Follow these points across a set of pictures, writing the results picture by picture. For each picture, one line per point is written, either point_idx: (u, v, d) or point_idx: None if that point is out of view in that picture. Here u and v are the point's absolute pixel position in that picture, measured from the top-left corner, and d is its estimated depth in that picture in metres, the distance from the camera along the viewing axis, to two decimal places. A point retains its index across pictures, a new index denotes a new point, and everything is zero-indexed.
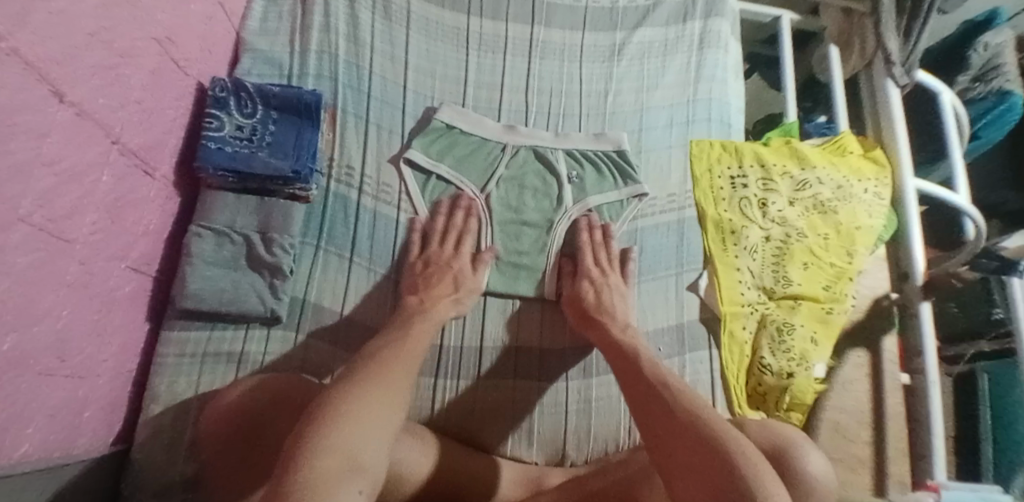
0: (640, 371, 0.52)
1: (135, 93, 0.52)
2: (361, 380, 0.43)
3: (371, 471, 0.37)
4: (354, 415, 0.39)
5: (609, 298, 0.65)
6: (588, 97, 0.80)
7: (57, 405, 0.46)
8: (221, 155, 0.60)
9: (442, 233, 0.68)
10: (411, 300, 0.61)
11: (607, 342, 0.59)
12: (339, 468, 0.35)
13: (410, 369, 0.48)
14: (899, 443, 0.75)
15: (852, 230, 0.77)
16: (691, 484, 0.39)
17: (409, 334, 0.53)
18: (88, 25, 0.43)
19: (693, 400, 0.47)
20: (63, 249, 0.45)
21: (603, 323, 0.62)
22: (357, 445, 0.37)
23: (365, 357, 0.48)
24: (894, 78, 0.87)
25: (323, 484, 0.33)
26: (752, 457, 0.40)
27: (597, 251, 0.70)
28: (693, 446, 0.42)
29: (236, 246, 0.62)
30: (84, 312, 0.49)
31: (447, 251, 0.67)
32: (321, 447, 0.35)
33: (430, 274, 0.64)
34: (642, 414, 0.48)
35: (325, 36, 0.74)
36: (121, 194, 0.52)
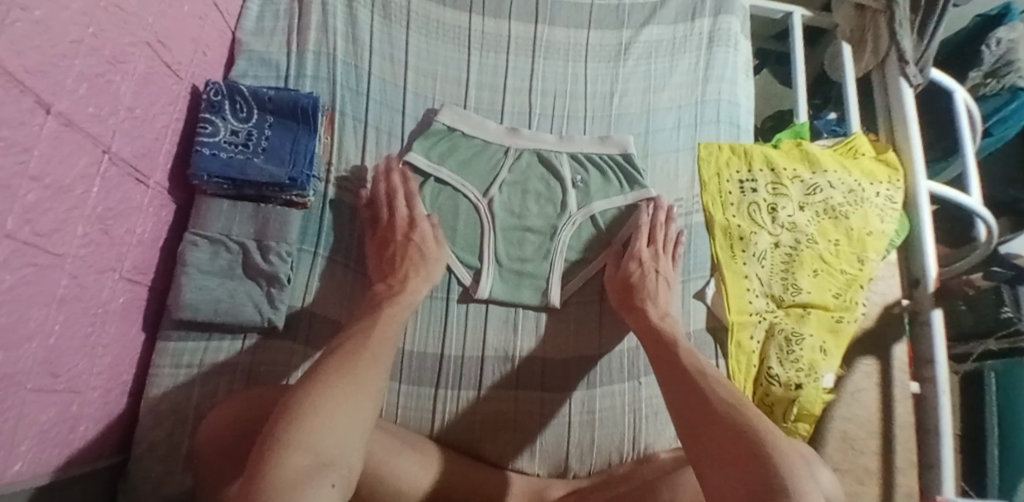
0: (677, 361, 0.51)
1: (126, 100, 0.51)
2: (333, 372, 0.42)
3: (341, 464, 0.36)
4: (321, 407, 0.38)
5: (655, 281, 0.64)
6: (594, 98, 0.78)
7: (50, 422, 0.46)
8: (215, 161, 0.59)
9: (391, 200, 0.65)
10: (379, 287, 0.58)
11: (645, 329, 0.58)
12: (305, 464, 0.33)
13: (379, 355, 0.47)
14: (908, 454, 0.74)
15: (865, 236, 0.75)
16: (719, 473, 0.37)
17: (378, 322, 0.51)
18: (73, 32, 0.42)
19: (728, 390, 0.45)
20: (53, 264, 0.43)
21: (643, 308, 0.61)
22: (322, 439, 0.36)
23: (333, 350, 0.46)
24: (908, 77, 0.84)
25: (288, 482, 0.32)
26: (781, 447, 0.37)
27: (653, 231, 0.68)
28: (722, 436, 0.39)
29: (232, 254, 0.60)
30: (77, 326, 0.48)
31: (402, 219, 0.64)
32: (288, 444, 0.34)
33: (392, 253, 0.61)
34: (675, 402, 0.46)
35: (322, 35, 0.72)
36: (112, 205, 0.50)
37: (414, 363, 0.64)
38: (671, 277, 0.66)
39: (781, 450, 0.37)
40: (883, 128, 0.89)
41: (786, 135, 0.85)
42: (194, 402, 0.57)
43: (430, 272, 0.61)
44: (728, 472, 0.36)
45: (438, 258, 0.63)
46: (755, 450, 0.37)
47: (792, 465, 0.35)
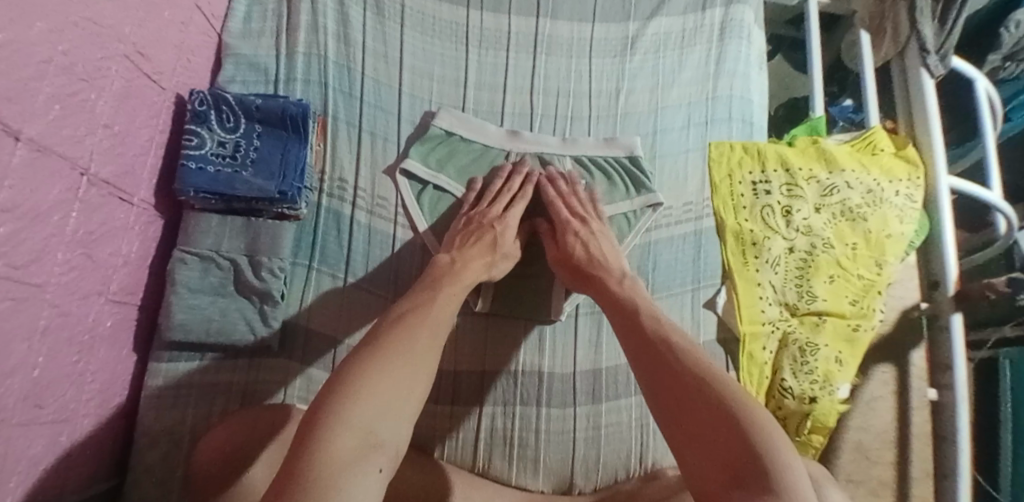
0: (641, 328, 0.49)
1: (103, 118, 0.48)
2: (381, 348, 0.42)
3: (389, 446, 0.36)
4: (372, 388, 0.38)
5: (598, 248, 0.61)
6: (598, 97, 0.74)
7: (37, 455, 0.44)
8: (202, 176, 0.56)
9: (486, 193, 0.65)
10: (444, 258, 0.58)
11: (606, 296, 0.56)
12: (355, 447, 0.33)
13: (436, 333, 0.46)
14: (925, 464, 0.72)
15: (884, 239, 0.72)
16: (698, 452, 0.37)
17: (437, 298, 0.51)
18: (41, 51, 0.39)
19: (699, 359, 0.44)
20: (32, 296, 0.42)
21: (599, 276, 0.58)
22: (376, 422, 0.36)
23: (391, 320, 0.46)
24: (928, 68, 0.79)
25: (341, 466, 0.31)
26: (763, 424, 0.37)
27: (570, 203, 0.65)
28: (700, 413, 0.39)
29: (223, 271, 0.58)
30: (62, 355, 0.46)
31: (492, 210, 0.63)
32: (336, 425, 0.34)
33: (470, 232, 0.61)
34: (645, 375, 0.45)
35: (313, 36, 0.69)
36: (94, 228, 0.48)
37: None
38: (608, 239, 0.63)
39: (763, 427, 0.37)
40: (903, 121, 0.85)
41: (801, 131, 0.81)
42: (188, 424, 0.55)
43: (494, 262, 0.59)
44: (706, 451, 0.37)
45: (510, 254, 0.62)
46: (737, 427, 0.37)
47: (773, 443, 0.36)
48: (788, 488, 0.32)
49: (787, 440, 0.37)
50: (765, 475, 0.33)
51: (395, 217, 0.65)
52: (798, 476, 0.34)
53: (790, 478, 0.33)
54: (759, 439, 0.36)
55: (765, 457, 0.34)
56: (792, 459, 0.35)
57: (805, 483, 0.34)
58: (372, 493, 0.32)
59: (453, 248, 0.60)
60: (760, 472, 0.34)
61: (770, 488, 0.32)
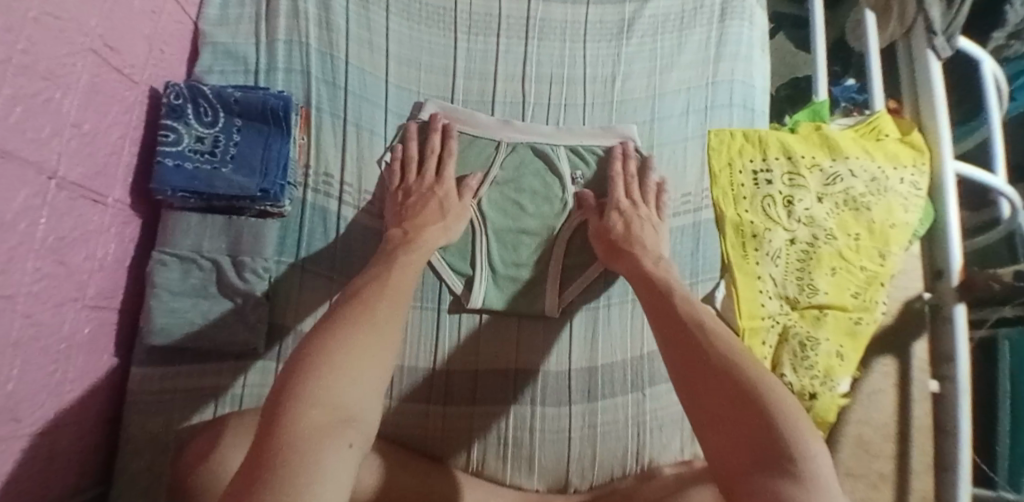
0: (673, 310, 0.48)
1: (70, 117, 0.45)
2: (348, 323, 0.41)
3: (362, 422, 0.34)
4: (342, 364, 0.36)
5: (639, 228, 0.61)
6: (593, 83, 0.71)
7: (14, 471, 0.43)
8: (179, 174, 0.54)
9: (419, 159, 0.64)
10: (396, 232, 0.57)
11: (638, 276, 0.55)
12: (324, 421, 0.31)
13: (396, 306, 0.45)
14: (925, 457, 0.71)
15: (888, 230, 0.70)
16: (720, 434, 0.35)
17: (394, 266, 0.51)
18: (2, 53, 0.36)
19: (729, 343, 0.43)
20: (2, 309, 0.40)
21: (632, 253, 0.58)
22: (341, 394, 0.34)
23: (347, 298, 0.45)
24: (935, 50, 0.76)
25: (307, 438, 0.29)
26: (789, 407, 0.35)
27: (628, 185, 0.65)
28: (726, 393, 0.37)
29: (204, 272, 0.56)
30: (37, 368, 0.45)
31: (427, 178, 0.62)
32: (304, 400, 0.32)
33: (412, 203, 0.60)
34: (674, 353, 0.44)
35: (294, 21, 0.66)
36: (64, 234, 0.46)
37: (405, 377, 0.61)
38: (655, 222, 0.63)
39: (789, 410, 0.35)
40: (908, 105, 0.82)
41: (804, 116, 0.78)
42: (175, 430, 0.55)
43: (449, 225, 0.60)
44: (730, 432, 0.34)
45: (461, 213, 0.62)
46: (764, 409, 0.35)
47: (799, 427, 0.34)
48: (815, 475, 0.30)
49: (811, 422, 0.35)
50: (789, 460, 0.31)
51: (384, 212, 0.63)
52: (824, 463, 0.32)
53: (816, 466, 0.31)
54: (785, 422, 0.34)
55: (790, 441, 0.32)
56: (819, 445, 0.33)
57: (829, 470, 0.32)
58: (346, 468, 0.30)
59: (399, 221, 0.59)
60: (785, 456, 0.31)
61: (795, 473, 0.30)
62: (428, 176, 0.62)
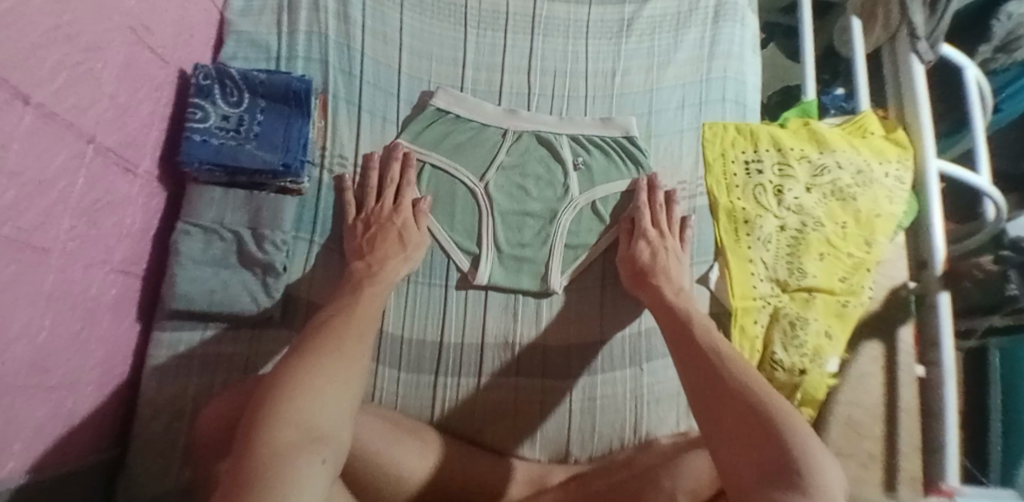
0: (691, 336, 0.49)
1: (108, 89, 0.49)
2: (316, 348, 0.40)
3: (334, 440, 0.34)
4: (312, 382, 0.36)
5: (665, 259, 0.62)
6: (595, 77, 0.75)
7: (41, 419, 0.46)
8: (205, 149, 0.57)
9: (378, 189, 0.64)
10: (358, 265, 0.57)
11: (660, 305, 0.56)
12: (297, 440, 0.31)
13: (364, 334, 0.45)
14: (913, 438, 0.73)
15: (873, 219, 0.73)
16: (738, 454, 0.35)
17: (361, 297, 0.51)
18: (46, 20, 0.40)
19: (743, 366, 0.43)
20: (38, 261, 0.43)
21: (656, 284, 0.60)
22: (317, 414, 0.34)
23: (313, 327, 0.45)
24: (919, 54, 0.81)
25: (282, 455, 0.29)
26: (798, 426, 0.36)
27: (656, 211, 0.67)
28: (740, 415, 0.37)
29: (226, 243, 0.59)
30: (68, 322, 0.47)
31: (386, 207, 0.63)
32: (276, 419, 0.32)
33: (373, 235, 0.60)
34: (689, 378, 0.44)
35: (313, 14, 0.70)
36: (98, 197, 0.49)
37: (412, 350, 0.64)
38: (683, 257, 0.64)
39: (800, 430, 0.35)
40: (894, 106, 0.87)
41: (794, 113, 0.83)
42: (191, 395, 0.56)
43: (409, 256, 0.60)
44: (748, 450, 0.35)
45: (420, 241, 0.62)
46: (774, 428, 0.35)
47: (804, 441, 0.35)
48: (825, 493, 0.31)
49: (818, 439, 0.35)
50: (798, 477, 0.32)
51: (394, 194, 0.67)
52: (833, 483, 0.32)
53: (827, 482, 0.32)
54: (795, 440, 0.34)
55: (800, 461, 0.33)
56: (828, 462, 0.33)
57: (837, 487, 0.32)
58: (319, 487, 0.30)
59: (363, 253, 0.59)
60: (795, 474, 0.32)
61: (805, 491, 0.30)
62: (402, 202, 0.63)
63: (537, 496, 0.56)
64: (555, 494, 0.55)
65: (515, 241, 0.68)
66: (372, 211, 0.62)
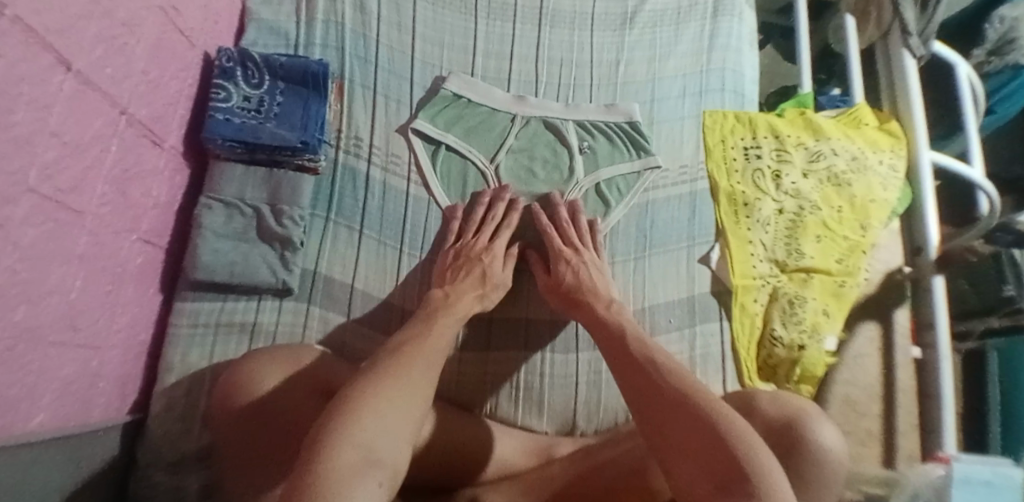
0: (630, 351, 0.50)
1: (140, 64, 0.52)
2: (389, 375, 0.42)
3: (388, 464, 0.35)
4: (378, 406, 0.38)
5: (587, 275, 0.62)
6: (599, 67, 0.78)
7: (69, 375, 0.48)
8: (228, 126, 0.60)
9: (479, 223, 0.66)
10: (436, 293, 0.58)
11: (595, 322, 0.57)
12: (358, 460, 0.32)
13: (434, 362, 0.46)
14: (910, 417, 0.75)
15: (867, 203, 0.76)
16: (694, 466, 0.37)
17: (434, 328, 0.51)
18: None
19: (683, 377, 0.45)
20: (73, 221, 0.45)
21: (588, 302, 0.60)
22: (374, 440, 0.35)
23: (386, 354, 0.46)
24: (911, 49, 0.84)
25: (349, 475, 0.31)
26: (742, 431, 0.38)
27: (562, 229, 0.67)
28: (687, 431, 0.39)
29: (246, 218, 0.62)
30: (96, 284, 0.50)
31: (479, 242, 0.64)
32: (334, 443, 0.33)
33: (459, 265, 0.62)
34: (636, 396, 0.45)
35: (331, 5, 0.73)
36: (128, 166, 0.52)
37: None
38: (600, 265, 0.64)
39: (744, 435, 0.37)
40: (887, 99, 0.90)
41: (791, 104, 0.86)
42: (212, 362, 0.58)
43: (489, 294, 0.60)
44: (702, 461, 0.37)
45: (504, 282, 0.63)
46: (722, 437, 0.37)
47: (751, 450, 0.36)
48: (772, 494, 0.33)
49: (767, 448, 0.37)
50: (748, 481, 0.34)
51: (409, 175, 0.69)
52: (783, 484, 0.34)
53: (774, 483, 0.34)
54: (742, 447, 0.36)
55: (751, 466, 0.35)
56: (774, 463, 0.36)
57: (786, 488, 0.34)
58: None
59: (444, 283, 0.60)
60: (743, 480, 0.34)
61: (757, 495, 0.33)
62: (473, 239, 0.64)
63: (543, 466, 0.58)
64: (562, 465, 0.57)
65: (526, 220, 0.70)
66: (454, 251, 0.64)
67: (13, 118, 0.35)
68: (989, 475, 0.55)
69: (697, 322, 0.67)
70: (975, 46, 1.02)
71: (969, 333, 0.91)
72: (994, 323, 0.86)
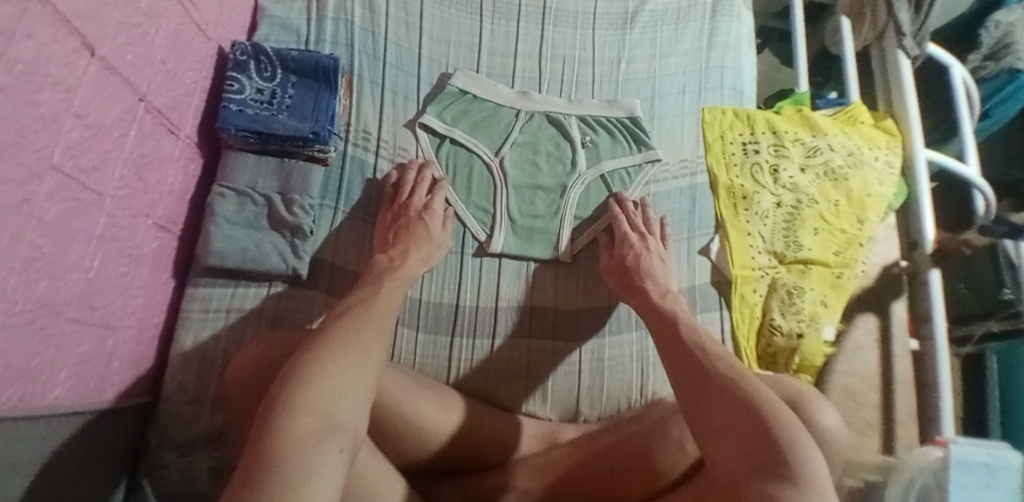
0: (676, 333, 0.50)
1: (159, 54, 0.54)
2: (335, 338, 0.41)
3: (350, 429, 0.35)
4: (327, 373, 0.37)
5: (648, 260, 0.63)
6: (601, 64, 0.80)
7: (87, 352, 0.49)
8: (241, 117, 0.62)
9: (413, 185, 0.66)
10: (382, 258, 0.57)
11: (647, 307, 0.56)
12: (314, 428, 0.32)
13: (382, 323, 0.45)
14: (908, 407, 0.76)
15: (864, 197, 0.78)
16: (727, 447, 0.38)
17: (382, 288, 0.51)
18: None
19: (726, 362, 0.45)
20: (93, 202, 0.47)
21: (643, 288, 0.60)
22: (333, 404, 0.35)
23: (334, 316, 0.45)
24: (905, 50, 0.88)
25: (302, 447, 0.30)
26: (787, 420, 0.38)
27: (631, 219, 0.68)
28: (730, 411, 0.39)
29: (258, 206, 0.64)
30: (113, 265, 0.51)
31: (418, 201, 0.65)
32: (293, 408, 0.33)
33: (400, 225, 0.62)
34: (676, 377, 0.45)
35: (341, 3, 0.75)
36: (146, 153, 0.54)
37: (430, 312, 0.67)
38: (665, 255, 0.66)
39: (789, 423, 0.37)
40: (882, 99, 0.93)
41: (788, 102, 0.88)
42: (221, 346, 0.59)
43: (432, 252, 0.61)
44: (738, 441, 0.38)
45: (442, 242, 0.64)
46: (762, 421, 0.38)
47: (798, 438, 0.36)
48: (811, 479, 0.33)
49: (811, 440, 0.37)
50: (785, 465, 0.34)
51: (376, 149, 0.70)
52: (822, 470, 0.34)
53: (814, 468, 0.34)
54: (785, 434, 0.36)
55: (792, 451, 0.35)
56: (817, 451, 0.36)
57: (827, 475, 0.34)
58: (338, 471, 0.31)
59: (384, 248, 0.60)
60: (780, 464, 0.34)
61: (792, 478, 0.33)
62: (422, 198, 0.65)
63: (549, 451, 0.59)
64: (565, 450, 0.58)
65: (528, 209, 0.72)
66: (395, 207, 0.64)
67: (38, 97, 0.38)
68: (987, 457, 0.55)
69: (698, 311, 0.69)
70: (971, 51, 1.05)
71: (968, 337, 0.90)
72: (993, 326, 0.85)
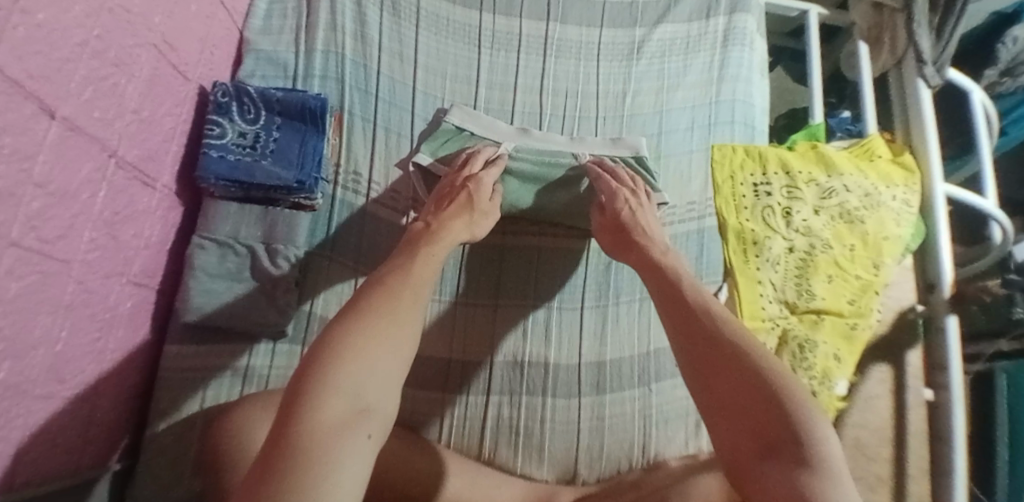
0: (681, 297, 0.47)
1: (132, 103, 0.51)
2: (370, 310, 0.39)
3: (381, 414, 0.33)
4: (362, 342, 0.36)
5: (645, 218, 0.61)
6: (605, 98, 0.76)
7: (56, 428, 0.46)
8: (222, 164, 0.59)
9: (464, 161, 0.63)
10: (418, 225, 0.55)
11: (648, 266, 0.54)
12: (345, 414, 0.31)
13: (418, 297, 0.43)
14: (921, 461, 0.73)
15: (880, 241, 0.74)
16: (728, 428, 0.35)
17: (415, 257, 0.48)
18: (77, 34, 0.42)
19: (740, 331, 0.42)
20: (59, 272, 0.44)
21: (643, 245, 0.57)
22: (365, 388, 0.34)
23: (370, 285, 0.44)
24: (925, 78, 0.81)
25: (327, 433, 0.29)
26: (803, 396, 0.35)
27: (625, 181, 0.65)
28: (740, 382, 0.37)
29: (240, 257, 0.60)
30: (84, 333, 0.48)
31: (463, 171, 0.62)
32: (323, 391, 0.31)
33: (444, 198, 0.59)
34: (683, 342, 0.43)
35: (332, 34, 0.72)
36: (119, 210, 0.51)
37: (420, 366, 0.64)
38: (654, 213, 0.64)
39: (804, 399, 0.35)
40: (900, 130, 0.88)
41: (802, 136, 0.84)
42: (202, 407, 0.57)
43: (474, 220, 0.57)
44: (742, 422, 0.35)
45: (489, 212, 0.60)
46: (771, 393, 0.35)
47: (809, 411, 0.34)
48: (827, 461, 0.31)
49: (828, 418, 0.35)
50: (799, 445, 0.32)
51: (367, 191, 0.67)
52: (835, 449, 0.32)
53: (829, 449, 0.32)
54: (799, 409, 0.34)
55: (808, 431, 0.33)
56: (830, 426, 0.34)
57: (841, 455, 0.32)
58: (364, 459, 0.29)
59: (429, 215, 0.57)
60: (798, 447, 0.32)
61: (809, 464, 0.30)
62: (474, 169, 0.62)
63: None
64: None
65: (535, 208, 0.69)
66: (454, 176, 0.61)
67: None
68: None
69: None
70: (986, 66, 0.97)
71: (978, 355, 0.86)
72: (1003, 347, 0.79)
